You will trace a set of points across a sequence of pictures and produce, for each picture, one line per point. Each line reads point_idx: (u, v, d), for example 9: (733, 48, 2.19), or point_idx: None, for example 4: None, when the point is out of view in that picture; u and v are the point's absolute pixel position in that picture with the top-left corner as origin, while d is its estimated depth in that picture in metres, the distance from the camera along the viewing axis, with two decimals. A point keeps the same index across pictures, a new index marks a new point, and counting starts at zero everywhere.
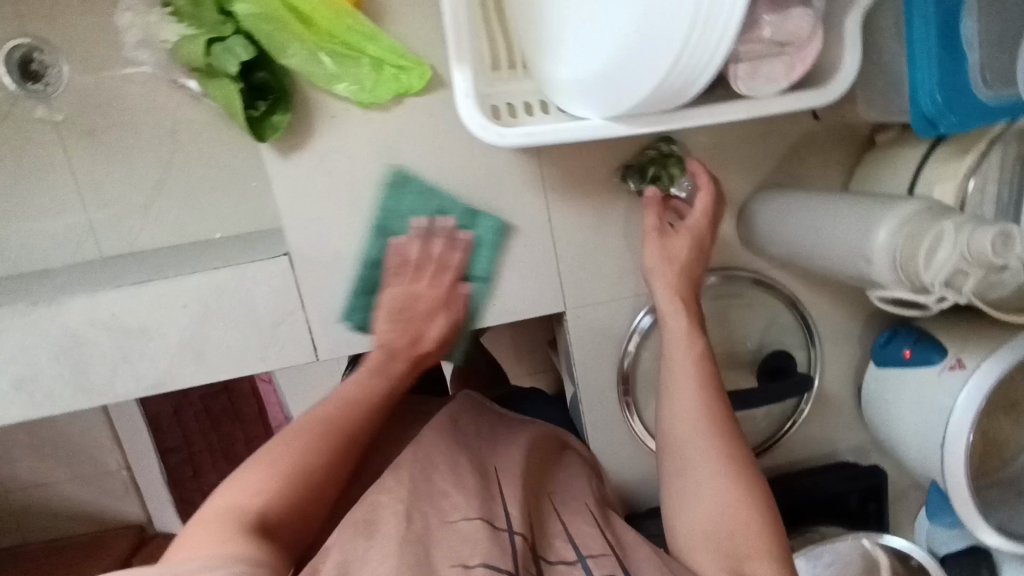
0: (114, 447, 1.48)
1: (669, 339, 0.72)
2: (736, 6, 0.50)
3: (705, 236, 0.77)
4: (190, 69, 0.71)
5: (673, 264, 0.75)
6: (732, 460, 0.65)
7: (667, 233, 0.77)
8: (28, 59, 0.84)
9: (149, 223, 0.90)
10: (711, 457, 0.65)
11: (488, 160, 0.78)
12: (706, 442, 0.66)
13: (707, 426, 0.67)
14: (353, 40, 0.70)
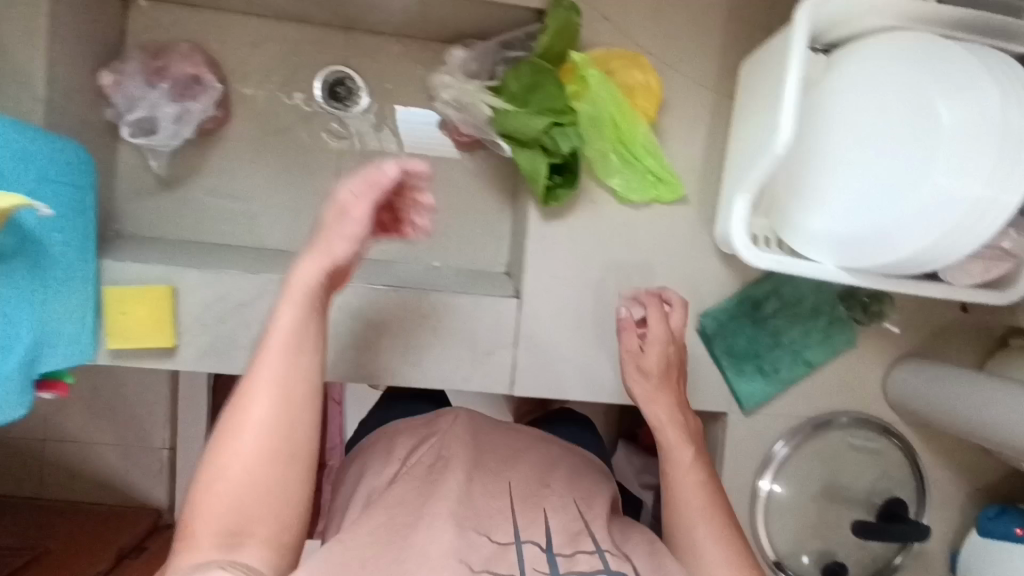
0: (165, 425, 1.33)
1: (665, 411, 0.81)
2: (996, 221, 0.69)
3: (673, 363, 0.83)
4: (505, 133, 0.86)
5: (653, 397, 0.82)
6: (728, 529, 0.72)
7: (640, 358, 0.83)
8: (340, 83, 1.01)
9: (383, 237, 1.02)
10: (711, 514, 0.73)
11: (701, 270, 0.93)
12: (698, 488, 0.75)
13: (708, 489, 0.75)
14: (639, 151, 0.87)
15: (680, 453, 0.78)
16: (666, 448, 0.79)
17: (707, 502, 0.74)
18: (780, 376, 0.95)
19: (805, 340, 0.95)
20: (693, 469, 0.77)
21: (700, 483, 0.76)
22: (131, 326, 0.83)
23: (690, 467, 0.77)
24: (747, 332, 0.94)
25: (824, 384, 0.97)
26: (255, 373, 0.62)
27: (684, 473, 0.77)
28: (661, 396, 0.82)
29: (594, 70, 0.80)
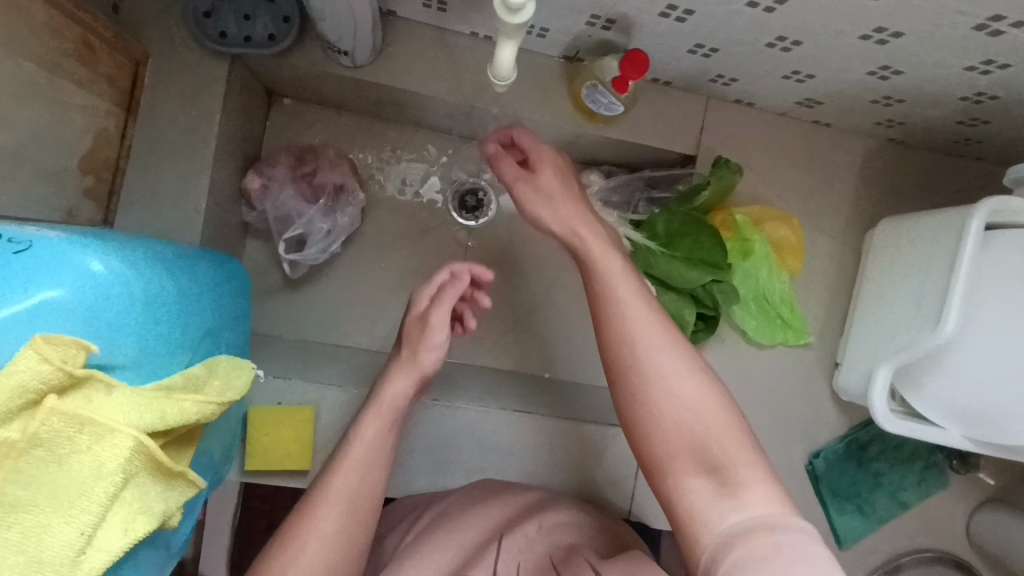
0: None
1: (592, 243, 0.65)
2: None
3: (571, 177, 0.72)
4: (653, 276, 0.88)
5: (552, 198, 0.68)
6: (676, 342, 0.58)
7: (525, 176, 0.70)
8: (471, 193, 1.01)
9: (499, 346, 1.03)
10: (668, 348, 0.58)
11: (814, 410, 0.97)
12: (656, 333, 0.58)
13: (658, 321, 0.59)
14: (776, 301, 0.90)
15: (606, 264, 0.63)
16: (590, 263, 0.64)
17: (649, 340, 0.58)
18: (878, 514, 0.98)
19: (904, 483, 0.98)
20: (643, 302, 0.61)
21: (649, 322, 0.59)
22: (270, 446, 0.81)
23: (627, 300, 0.60)
24: (853, 473, 0.97)
25: (916, 525, 1.01)
26: (374, 410, 0.69)
27: (634, 336, 0.58)
28: (561, 197, 0.69)
29: (755, 231, 0.87)
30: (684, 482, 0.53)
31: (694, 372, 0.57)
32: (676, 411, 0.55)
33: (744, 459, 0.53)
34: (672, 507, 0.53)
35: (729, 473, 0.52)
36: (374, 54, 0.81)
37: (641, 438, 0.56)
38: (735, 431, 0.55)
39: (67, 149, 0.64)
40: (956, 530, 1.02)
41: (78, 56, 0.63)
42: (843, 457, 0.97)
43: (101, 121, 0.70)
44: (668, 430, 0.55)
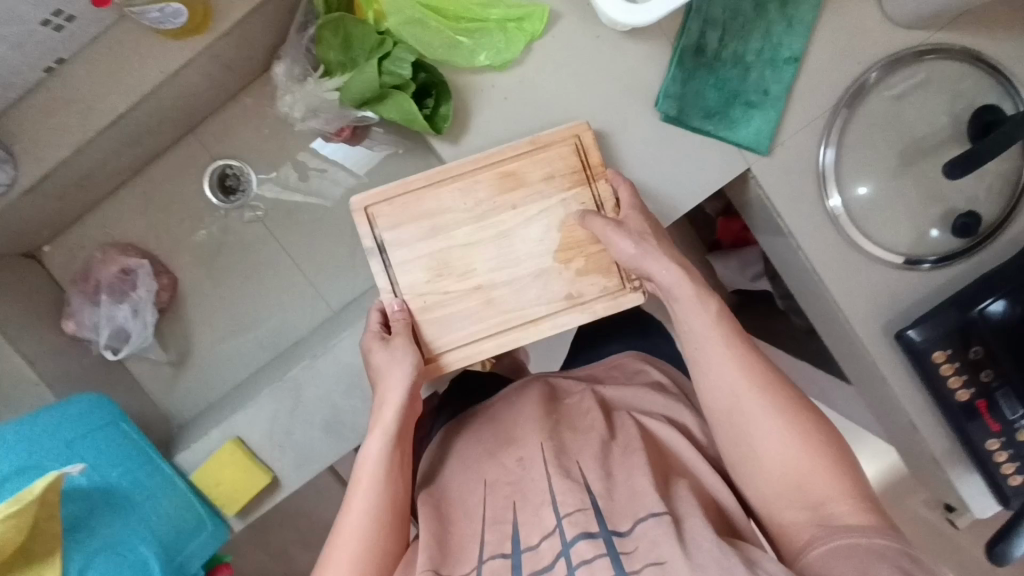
0: None
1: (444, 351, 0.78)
2: None
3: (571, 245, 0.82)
4: (362, 103, 0.81)
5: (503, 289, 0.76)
6: (783, 406, 0.68)
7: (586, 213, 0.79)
8: (224, 176, 1.01)
9: (359, 266, 1.02)
10: (763, 395, 0.68)
11: (621, 62, 0.83)
12: (734, 359, 0.70)
13: (738, 353, 0.70)
14: (477, 13, 0.79)
15: (731, 385, 0.69)
16: (684, 335, 0.73)
17: (720, 361, 0.70)
18: (775, 94, 0.83)
19: (773, 39, 0.82)
20: (772, 407, 0.67)
21: (724, 347, 0.70)
22: (231, 489, 0.89)
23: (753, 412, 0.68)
24: (711, 81, 0.83)
25: (827, 62, 0.83)
26: None
27: (712, 357, 0.70)
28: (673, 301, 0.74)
29: None
30: (828, 535, 0.60)
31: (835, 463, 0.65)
32: (827, 460, 0.65)
33: (851, 502, 0.62)
34: (761, 469, 0.66)
35: (836, 507, 0.62)
36: (4, 162, 0.79)
37: (773, 508, 0.66)
38: (809, 425, 0.67)
39: (432, 299, 0.83)
40: (874, 25, 0.83)
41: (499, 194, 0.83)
42: (694, 79, 0.82)
43: (603, 296, 0.85)
44: (772, 468, 0.66)
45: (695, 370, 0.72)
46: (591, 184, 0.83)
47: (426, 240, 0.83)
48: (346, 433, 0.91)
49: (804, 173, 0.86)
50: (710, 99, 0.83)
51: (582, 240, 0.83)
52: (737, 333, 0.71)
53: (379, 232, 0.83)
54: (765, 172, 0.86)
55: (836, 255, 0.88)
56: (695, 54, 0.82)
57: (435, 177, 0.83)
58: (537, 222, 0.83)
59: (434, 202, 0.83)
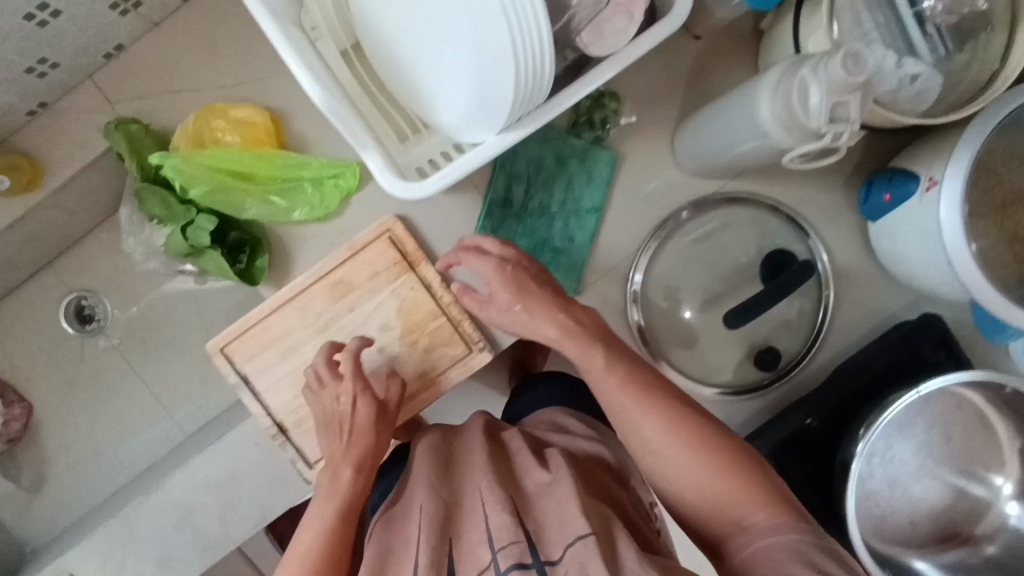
0: None
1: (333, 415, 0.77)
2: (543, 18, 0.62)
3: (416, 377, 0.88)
4: (185, 256, 0.85)
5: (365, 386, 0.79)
6: (686, 425, 0.63)
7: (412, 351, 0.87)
8: (80, 307, 1.04)
9: (212, 391, 1.04)
10: (660, 415, 0.63)
11: (435, 210, 0.87)
12: (626, 389, 0.65)
13: (631, 382, 0.66)
14: (288, 174, 0.84)
15: (624, 410, 0.65)
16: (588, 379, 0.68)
17: (616, 387, 0.66)
18: (580, 240, 0.88)
19: (575, 191, 0.87)
20: (666, 425, 0.63)
21: (632, 373, 0.66)
22: None
23: (647, 437, 0.63)
24: (519, 229, 0.88)
25: (631, 207, 0.89)
26: None
27: (610, 396, 0.66)
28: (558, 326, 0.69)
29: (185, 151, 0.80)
30: (752, 537, 0.56)
31: (740, 465, 0.61)
32: (750, 475, 0.60)
33: (769, 512, 0.57)
34: (681, 491, 0.62)
35: (753, 519, 0.57)
36: None
37: (695, 524, 0.62)
38: (722, 434, 0.63)
39: (301, 412, 0.87)
40: (671, 172, 0.88)
41: (334, 297, 0.86)
42: (502, 227, 0.87)
43: (456, 364, 0.88)
44: (691, 490, 0.61)
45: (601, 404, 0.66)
46: (415, 271, 0.87)
47: (281, 363, 0.87)
48: (178, 569, 0.92)
49: (616, 307, 0.90)
50: (518, 245, 0.88)
51: (420, 323, 0.87)
52: (635, 362, 0.68)
53: (239, 369, 0.87)
54: (577, 310, 0.90)
55: None
56: (502, 204, 0.87)
57: (275, 304, 0.86)
58: (376, 318, 0.87)
59: (280, 327, 0.86)
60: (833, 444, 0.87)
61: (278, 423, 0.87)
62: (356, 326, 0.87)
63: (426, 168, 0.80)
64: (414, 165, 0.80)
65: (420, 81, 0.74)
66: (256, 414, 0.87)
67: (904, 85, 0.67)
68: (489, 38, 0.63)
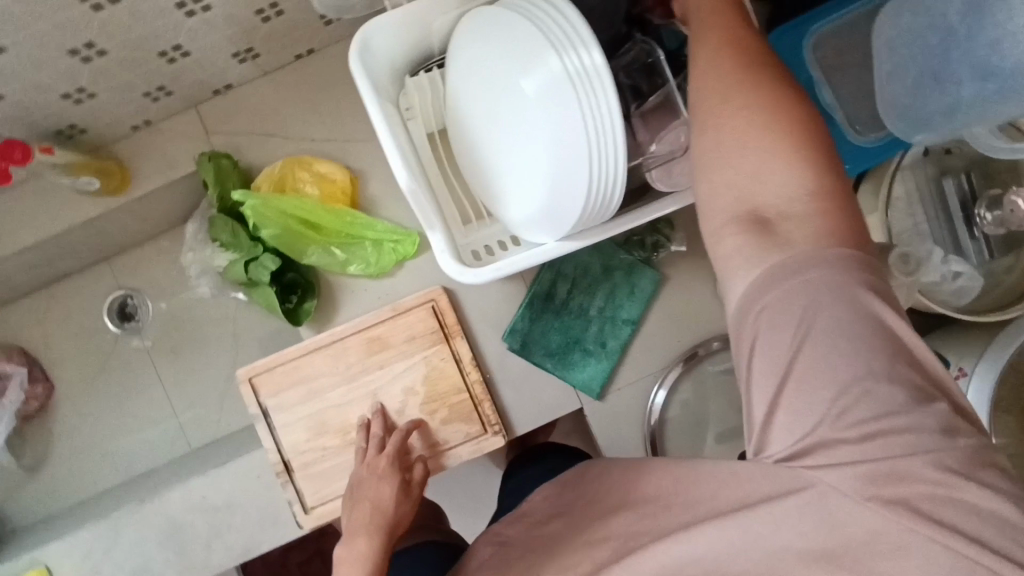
0: None
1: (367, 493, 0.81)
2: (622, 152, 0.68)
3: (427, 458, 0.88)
4: (240, 284, 0.90)
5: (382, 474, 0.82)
6: (818, 178, 0.47)
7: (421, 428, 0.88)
8: (124, 305, 1.08)
9: (226, 411, 1.07)
10: (780, 150, 0.48)
11: (480, 292, 0.91)
12: (777, 151, 0.48)
13: (764, 90, 0.49)
14: (354, 231, 0.89)
15: (703, 108, 0.51)
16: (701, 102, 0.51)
17: (731, 96, 0.49)
18: (611, 347, 0.91)
19: (615, 300, 0.91)
20: (764, 120, 0.48)
21: (729, 23, 0.53)
22: None
23: (737, 172, 0.49)
24: (555, 325, 0.91)
25: (664, 327, 0.92)
26: None
27: (722, 91, 0.50)
28: (704, 64, 0.52)
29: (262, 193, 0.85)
30: (782, 269, 0.45)
31: (807, 168, 0.47)
32: (815, 172, 0.47)
33: (811, 224, 0.46)
34: (728, 175, 0.49)
35: (787, 223, 0.46)
36: None
37: (717, 208, 0.50)
38: (841, 202, 0.47)
39: (311, 455, 0.89)
40: (710, 301, 0.92)
41: (368, 352, 0.90)
42: (540, 319, 0.91)
43: (467, 441, 0.90)
44: (735, 165, 0.49)
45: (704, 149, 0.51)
46: (449, 343, 0.90)
47: (302, 404, 0.89)
48: None
49: (633, 418, 0.92)
50: (552, 339, 0.91)
51: (444, 394, 0.89)
52: (785, 99, 0.49)
53: (263, 400, 0.89)
54: (595, 412, 0.92)
55: None
56: (545, 297, 0.91)
57: (311, 346, 0.89)
58: (403, 379, 0.90)
59: (311, 369, 0.89)
60: None
61: (285, 461, 0.89)
62: (383, 384, 0.90)
63: (481, 252, 0.85)
64: (471, 247, 0.85)
65: (495, 177, 0.79)
66: (266, 448, 0.89)
67: (947, 278, 0.72)
68: (569, 158, 0.69)
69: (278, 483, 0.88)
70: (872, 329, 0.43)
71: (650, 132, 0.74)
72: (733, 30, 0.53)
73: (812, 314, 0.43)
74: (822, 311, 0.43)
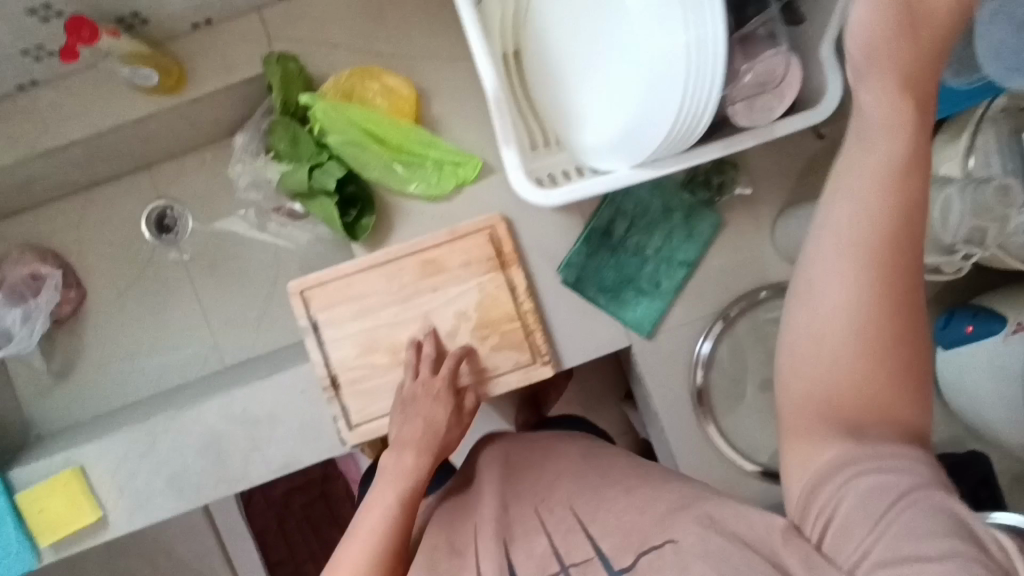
0: None
1: (417, 408, 0.81)
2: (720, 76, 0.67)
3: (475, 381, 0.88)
4: (295, 195, 0.88)
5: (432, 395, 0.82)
6: (911, 354, 0.42)
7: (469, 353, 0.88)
8: (162, 216, 1.06)
9: (262, 331, 1.05)
10: (884, 316, 0.41)
11: (538, 224, 0.90)
12: (875, 326, 0.41)
13: (887, 259, 0.40)
14: (417, 149, 0.87)
15: (823, 272, 0.42)
16: (821, 254, 0.42)
17: (844, 271, 0.41)
18: (665, 287, 0.91)
19: (673, 241, 0.90)
20: (878, 301, 0.41)
21: (885, 159, 0.40)
22: (50, 520, 0.87)
23: (832, 361, 0.43)
24: (612, 262, 0.91)
25: (719, 272, 0.92)
26: None
27: (842, 245, 0.41)
28: (839, 203, 0.41)
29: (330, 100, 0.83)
30: (862, 468, 0.42)
31: (905, 377, 0.43)
32: (899, 360, 0.42)
33: (893, 428, 0.43)
34: (818, 362, 0.43)
35: (874, 427, 0.43)
36: None
37: (801, 392, 0.45)
38: (923, 371, 0.43)
39: (359, 372, 0.88)
40: (765, 249, 0.92)
41: (423, 274, 0.89)
42: (597, 255, 0.90)
43: (516, 369, 0.90)
44: (826, 344, 0.43)
45: (804, 294, 0.43)
46: (505, 270, 0.89)
47: (353, 320, 0.88)
48: (187, 493, 0.91)
49: (680, 359, 0.93)
50: (608, 275, 0.91)
51: (497, 321, 0.89)
52: (904, 261, 0.41)
53: (313, 315, 0.88)
54: (643, 350, 0.92)
55: (694, 445, 0.93)
56: (603, 233, 0.90)
57: (366, 264, 0.88)
58: (456, 305, 0.89)
59: (364, 286, 0.88)
60: None
61: (333, 376, 0.88)
62: (436, 306, 0.89)
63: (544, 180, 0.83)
64: (537, 173, 0.84)
65: (574, 99, 0.78)
66: (314, 363, 0.89)
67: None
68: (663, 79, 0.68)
69: (324, 398, 0.88)
70: (952, 521, 0.39)
71: (743, 59, 0.73)
72: (892, 173, 0.40)
73: (905, 498, 0.40)
74: (917, 498, 0.40)
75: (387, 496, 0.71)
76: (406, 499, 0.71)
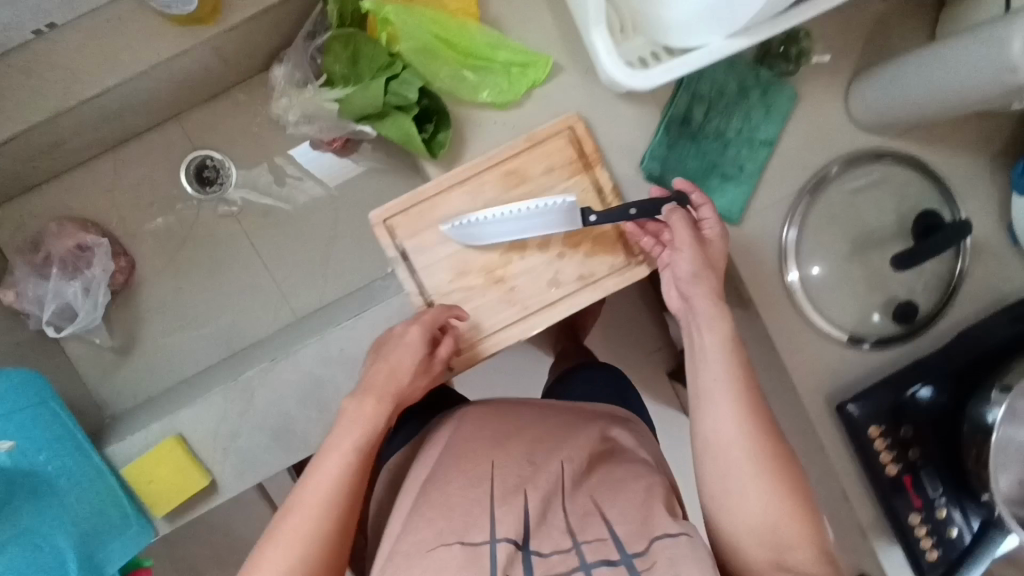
0: None
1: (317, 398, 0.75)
2: None
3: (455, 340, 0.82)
4: (365, 117, 0.84)
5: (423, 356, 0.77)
6: (791, 488, 0.69)
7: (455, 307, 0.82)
8: (202, 167, 0.99)
9: (329, 275, 1.01)
10: (761, 466, 0.69)
11: (614, 121, 0.88)
12: (755, 462, 0.70)
13: (757, 447, 0.70)
14: (485, 52, 0.83)
15: (741, 476, 0.70)
16: (708, 443, 0.72)
17: (728, 436, 0.71)
18: (749, 170, 0.90)
19: (752, 121, 0.89)
20: (776, 490, 0.69)
21: (729, 392, 0.72)
22: (160, 490, 0.84)
23: (745, 518, 0.69)
24: (693, 151, 0.89)
25: (796, 149, 0.91)
26: None
27: (724, 448, 0.71)
28: (719, 408, 0.72)
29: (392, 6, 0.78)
30: None
31: (797, 519, 0.68)
32: (796, 507, 0.69)
33: (810, 548, 0.67)
34: (733, 527, 0.70)
35: (796, 554, 0.67)
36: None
37: (729, 556, 0.70)
38: (808, 505, 0.69)
39: (455, 296, 0.86)
40: (839, 121, 0.92)
41: (507, 185, 0.85)
42: (678, 145, 0.88)
43: (612, 273, 0.88)
44: (740, 524, 0.69)
45: (697, 413, 0.74)
46: (590, 172, 0.86)
47: (443, 243, 0.86)
48: (293, 444, 0.88)
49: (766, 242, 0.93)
50: (690, 165, 0.89)
51: (587, 225, 0.87)
52: (763, 426, 0.71)
53: (401, 244, 0.86)
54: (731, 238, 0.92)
55: (787, 325, 0.94)
56: (681, 122, 0.88)
57: (447, 183, 0.85)
58: (544, 214, 0.87)
59: (448, 207, 0.85)
60: (953, 414, 0.91)
61: (429, 303, 0.86)
62: None
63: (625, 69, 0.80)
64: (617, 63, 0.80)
65: None
66: (408, 292, 0.86)
67: None
68: None
69: None
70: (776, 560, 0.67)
71: None
72: (752, 404, 0.72)
73: (784, 552, 0.67)
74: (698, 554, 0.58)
75: (346, 443, 0.70)
76: (360, 450, 0.70)
